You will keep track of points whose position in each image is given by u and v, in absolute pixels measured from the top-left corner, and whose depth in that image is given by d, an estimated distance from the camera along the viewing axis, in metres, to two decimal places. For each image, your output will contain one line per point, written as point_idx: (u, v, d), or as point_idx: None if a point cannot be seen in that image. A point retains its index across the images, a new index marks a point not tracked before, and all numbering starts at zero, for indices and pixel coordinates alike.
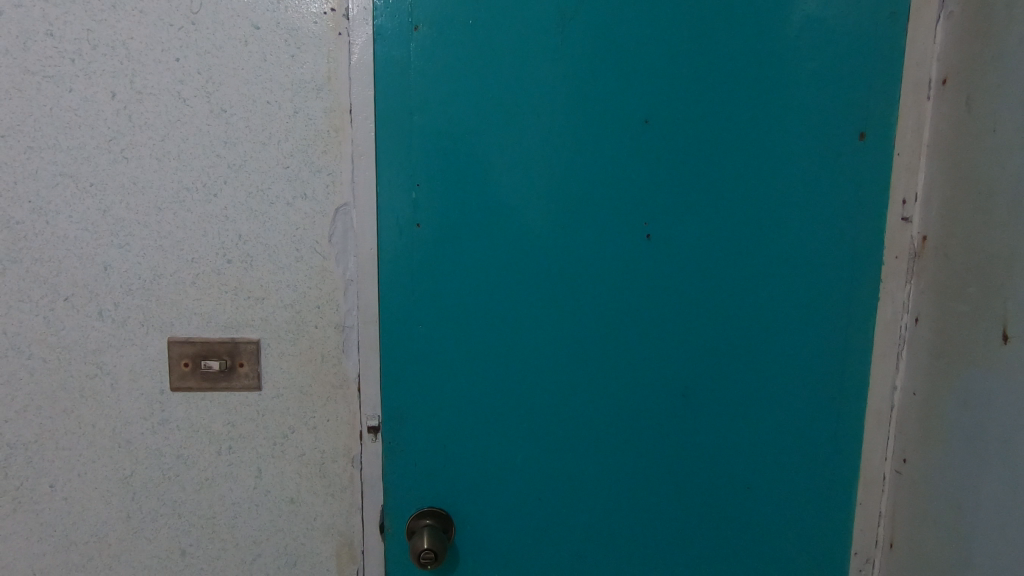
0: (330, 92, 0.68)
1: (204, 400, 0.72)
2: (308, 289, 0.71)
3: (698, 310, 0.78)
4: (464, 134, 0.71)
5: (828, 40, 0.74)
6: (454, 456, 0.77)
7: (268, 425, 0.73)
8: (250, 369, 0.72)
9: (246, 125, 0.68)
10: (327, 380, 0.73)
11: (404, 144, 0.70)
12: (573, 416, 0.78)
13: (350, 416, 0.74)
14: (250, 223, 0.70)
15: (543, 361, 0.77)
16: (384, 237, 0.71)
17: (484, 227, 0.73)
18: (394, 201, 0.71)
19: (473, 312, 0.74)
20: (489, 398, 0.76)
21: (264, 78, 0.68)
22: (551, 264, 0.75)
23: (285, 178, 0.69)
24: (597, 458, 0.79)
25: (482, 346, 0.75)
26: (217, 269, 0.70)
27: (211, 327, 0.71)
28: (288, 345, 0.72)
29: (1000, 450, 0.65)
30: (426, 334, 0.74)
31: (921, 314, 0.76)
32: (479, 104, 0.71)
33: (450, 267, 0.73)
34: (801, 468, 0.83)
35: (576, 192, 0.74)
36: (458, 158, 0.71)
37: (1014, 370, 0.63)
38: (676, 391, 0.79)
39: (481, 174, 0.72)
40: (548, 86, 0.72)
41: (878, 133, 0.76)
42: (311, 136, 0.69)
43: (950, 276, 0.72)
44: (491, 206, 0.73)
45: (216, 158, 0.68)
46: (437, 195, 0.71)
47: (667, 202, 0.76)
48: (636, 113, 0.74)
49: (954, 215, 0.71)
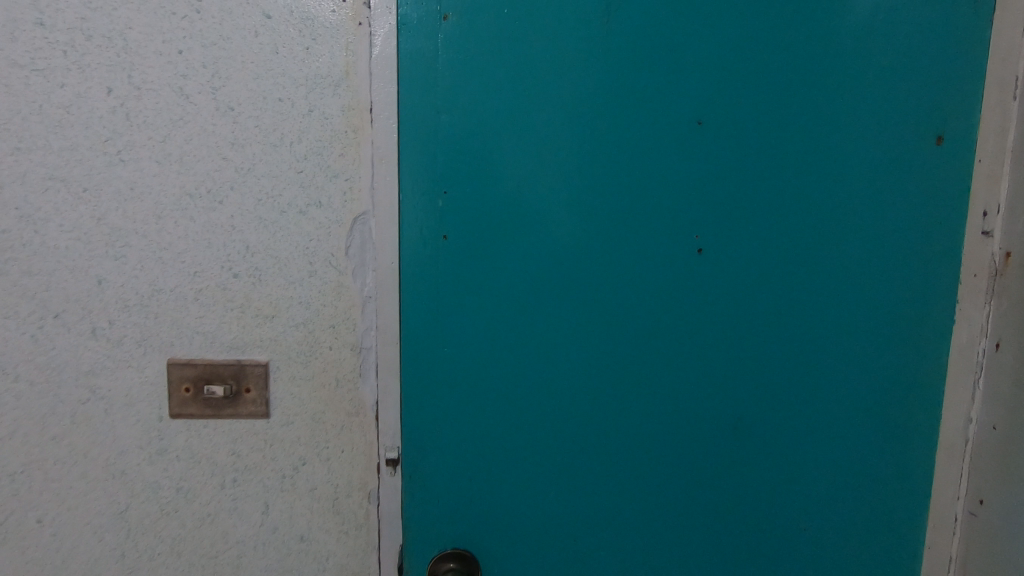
0: (348, 88, 0.61)
1: (207, 428, 0.65)
2: (322, 307, 0.64)
3: (752, 332, 0.70)
4: (495, 136, 0.64)
5: (902, 34, 0.67)
6: (479, 491, 0.70)
7: (277, 456, 0.66)
8: (258, 395, 0.65)
9: (255, 124, 0.61)
10: (342, 407, 0.66)
11: (428, 147, 0.63)
12: (613, 449, 0.71)
13: (366, 447, 0.67)
14: (258, 233, 0.63)
15: (580, 388, 0.69)
16: (407, 250, 0.64)
17: (517, 239, 0.66)
18: (418, 210, 0.64)
19: (504, 333, 0.67)
20: (519, 428, 0.69)
21: (276, 72, 0.61)
22: (590, 281, 0.67)
23: (298, 183, 0.62)
24: (638, 494, 0.72)
25: (514, 371, 0.68)
26: (222, 284, 0.63)
27: (215, 348, 0.64)
28: (300, 368, 0.65)
29: None
30: (451, 356, 0.67)
31: (1003, 339, 0.68)
32: (512, 103, 0.64)
33: (478, 284, 0.66)
34: (862, 506, 0.75)
35: (619, 201, 0.67)
36: (489, 163, 0.64)
37: None
38: (727, 422, 0.72)
39: (514, 179, 0.65)
40: (590, 83, 0.65)
41: (957, 136, 0.68)
42: (326, 137, 0.62)
43: None
44: (526, 217, 0.66)
45: (222, 161, 0.62)
46: (465, 203, 0.64)
47: (720, 212, 0.68)
48: (687, 114, 0.66)
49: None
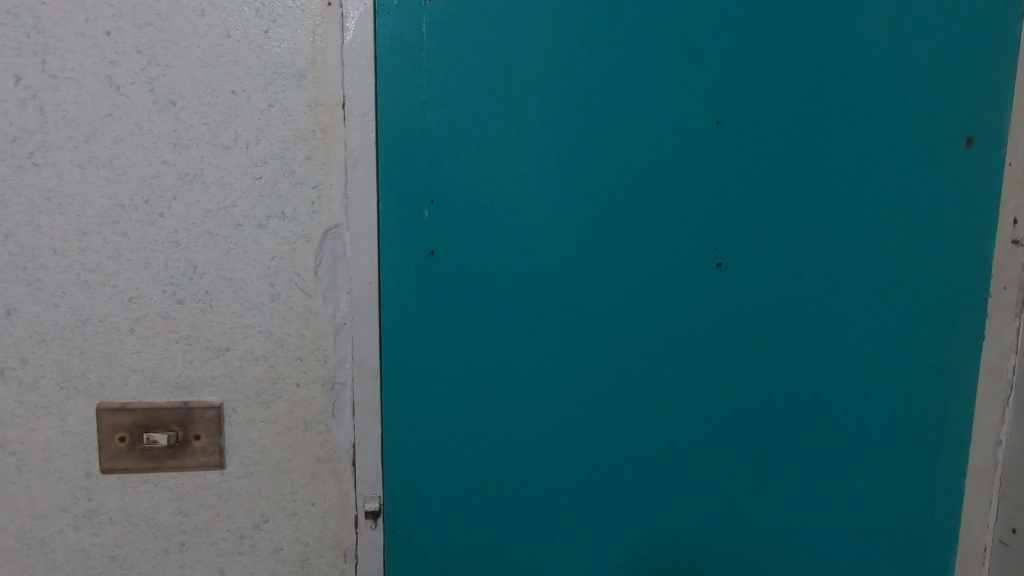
0: (315, 79, 0.52)
1: (147, 484, 0.55)
2: (286, 337, 0.55)
3: (776, 355, 0.63)
4: (489, 135, 0.55)
5: (934, 25, 0.60)
6: (473, 542, 0.61)
7: (233, 513, 0.56)
8: (209, 443, 0.54)
9: (202, 121, 0.51)
10: (311, 453, 0.56)
11: (411, 150, 0.54)
12: (624, 489, 0.63)
13: (341, 498, 0.57)
14: (207, 251, 0.53)
15: (588, 423, 0.61)
16: (387, 269, 0.55)
17: (515, 254, 0.57)
18: (399, 222, 0.55)
19: (500, 363, 0.58)
20: (518, 470, 0.60)
21: (227, 60, 0.51)
22: (599, 300, 0.59)
23: (256, 192, 0.53)
24: (652, 539, 0.64)
25: (512, 406, 0.59)
26: (163, 312, 0.53)
27: (156, 388, 0.54)
28: (260, 409, 0.55)
29: None
30: (440, 389, 0.58)
31: None
32: (507, 98, 0.55)
33: (471, 307, 0.57)
34: (891, 540, 0.68)
35: (631, 210, 0.59)
36: (482, 167, 0.56)
37: None
38: (749, 455, 0.64)
39: (511, 186, 0.56)
40: (597, 76, 0.56)
41: (988, 138, 0.63)
42: (289, 137, 0.52)
43: None
44: (525, 230, 0.57)
45: (162, 165, 0.51)
46: (455, 214, 0.56)
47: (742, 221, 0.60)
48: (705, 111, 0.58)
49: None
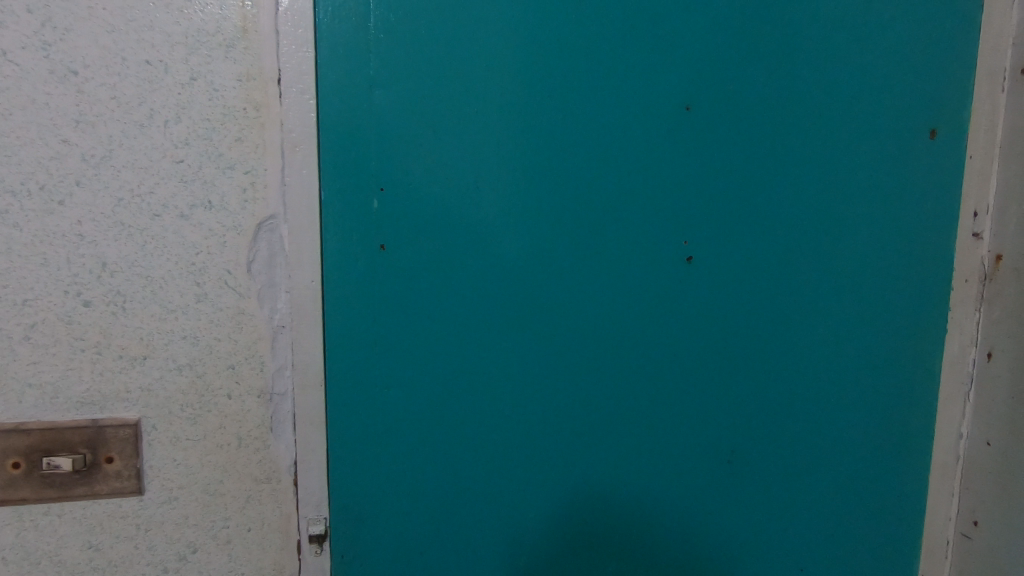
0: (247, 51, 0.46)
1: (50, 516, 0.47)
2: (216, 342, 0.48)
3: (745, 352, 0.61)
4: (442, 118, 0.50)
5: (899, 14, 0.60)
6: (431, 564, 0.56)
7: (155, 545, 0.49)
8: (125, 466, 0.47)
9: (111, 95, 0.44)
10: (246, 473, 0.50)
11: (357, 134, 0.49)
12: (593, 498, 0.59)
13: (282, 522, 0.51)
14: (120, 245, 0.46)
15: (555, 429, 0.57)
16: (332, 265, 0.49)
17: (472, 247, 0.53)
18: (346, 215, 0.49)
19: (459, 369, 0.54)
20: (480, 482, 0.56)
21: (140, 25, 0.44)
22: (564, 297, 0.55)
23: (177, 177, 0.46)
24: (620, 546, 0.61)
25: (472, 413, 0.55)
26: (67, 316, 0.46)
27: (59, 405, 0.46)
28: (186, 425, 0.48)
29: None
30: (393, 397, 0.53)
31: (997, 348, 0.63)
32: (464, 78, 0.50)
33: (427, 307, 0.52)
34: (859, 537, 0.68)
35: (597, 200, 0.55)
36: (437, 152, 0.51)
37: None
38: (720, 456, 0.62)
39: (467, 173, 0.52)
40: (561, 56, 0.52)
41: (948, 130, 0.63)
42: (216, 116, 0.46)
43: None
44: (484, 221, 0.52)
45: (63, 145, 0.44)
46: (405, 203, 0.51)
47: (711, 213, 0.58)
48: (675, 97, 0.55)
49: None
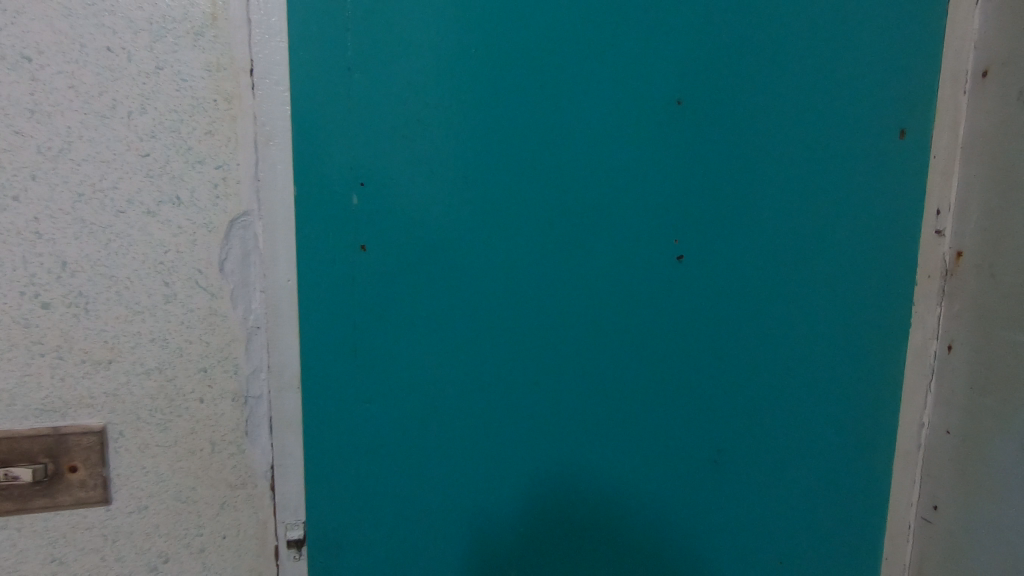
0: (217, 39, 0.44)
1: (8, 530, 0.45)
2: (187, 344, 0.46)
3: (732, 345, 0.62)
4: (436, 110, 0.49)
5: (871, 16, 0.61)
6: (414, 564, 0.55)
7: (124, 556, 0.47)
8: (90, 475, 0.45)
9: (68, 83, 0.42)
10: (221, 479, 0.48)
11: (339, 129, 0.47)
12: (584, 493, 0.60)
13: (258, 528, 0.50)
14: (81, 243, 0.43)
15: (549, 424, 0.57)
16: (323, 262, 0.48)
17: (468, 243, 0.52)
18: (328, 212, 0.48)
19: (450, 368, 0.53)
20: (474, 478, 0.56)
21: (99, 9, 0.42)
22: (559, 292, 0.56)
23: (142, 171, 0.44)
24: (611, 536, 0.62)
25: (466, 408, 0.54)
26: (24, 319, 0.43)
27: (16, 413, 0.44)
28: (155, 432, 0.46)
29: None
30: (384, 397, 0.52)
31: (956, 341, 0.66)
32: (453, 71, 0.49)
33: (413, 306, 0.51)
34: (830, 523, 0.70)
35: (591, 195, 0.55)
36: (432, 145, 0.50)
37: None
38: (705, 447, 0.63)
39: (463, 168, 0.51)
40: (553, 52, 0.52)
41: (914, 131, 0.65)
42: (185, 107, 0.44)
43: (1000, 298, 0.61)
44: (479, 216, 0.52)
45: (16, 137, 0.41)
46: (398, 199, 0.49)
47: (702, 208, 0.59)
48: (666, 95, 0.56)
49: (1004, 229, 0.60)
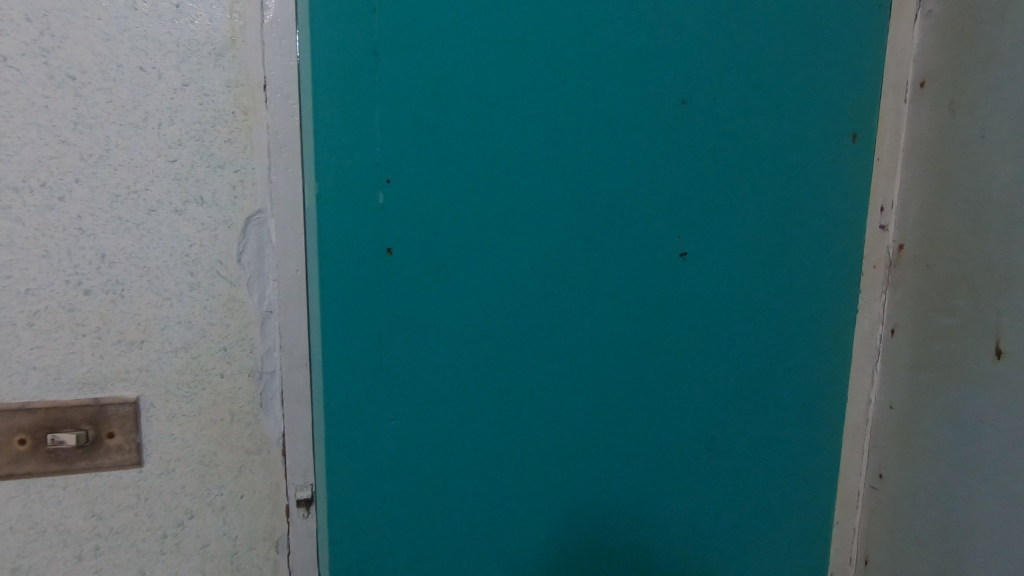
0: (235, 59, 0.50)
1: (54, 488, 0.51)
2: (209, 326, 0.53)
3: (728, 325, 0.69)
4: (465, 112, 0.55)
5: (826, 31, 0.67)
6: (428, 528, 0.61)
7: (154, 512, 0.54)
8: (125, 441, 0.52)
9: (107, 98, 0.48)
10: (239, 445, 0.55)
11: (377, 135, 0.53)
12: (593, 468, 0.66)
13: (272, 489, 0.56)
14: (118, 238, 0.50)
15: (566, 396, 0.64)
16: (356, 251, 0.54)
17: (495, 233, 0.58)
18: (363, 210, 0.53)
19: (472, 351, 0.59)
20: (496, 444, 0.62)
21: (133, 34, 0.48)
22: (577, 277, 0.62)
23: (170, 175, 0.50)
24: (621, 499, 0.69)
25: (492, 381, 0.61)
26: (68, 303, 0.49)
27: (62, 385, 0.50)
28: (182, 403, 0.53)
29: (995, 472, 0.62)
30: (405, 375, 0.57)
31: (899, 325, 0.73)
32: (480, 84, 0.55)
33: (437, 297, 0.57)
34: (792, 490, 0.77)
35: (605, 190, 0.61)
36: (461, 144, 0.55)
37: (1016, 389, 0.59)
38: (702, 418, 0.70)
39: (489, 164, 0.57)
40: (572, 65, 0.58)
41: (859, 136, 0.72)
42: (207, 118, 0.50)
43: (935, 286, 0.68)
44: (506, 208, 0.58)
45: (61, 145, 0.48)
46: (427, 193, 0.55)
47: (704, 202, 0.65)
48: (670, 97, 0.62)
49: (936, 225, 0.68)
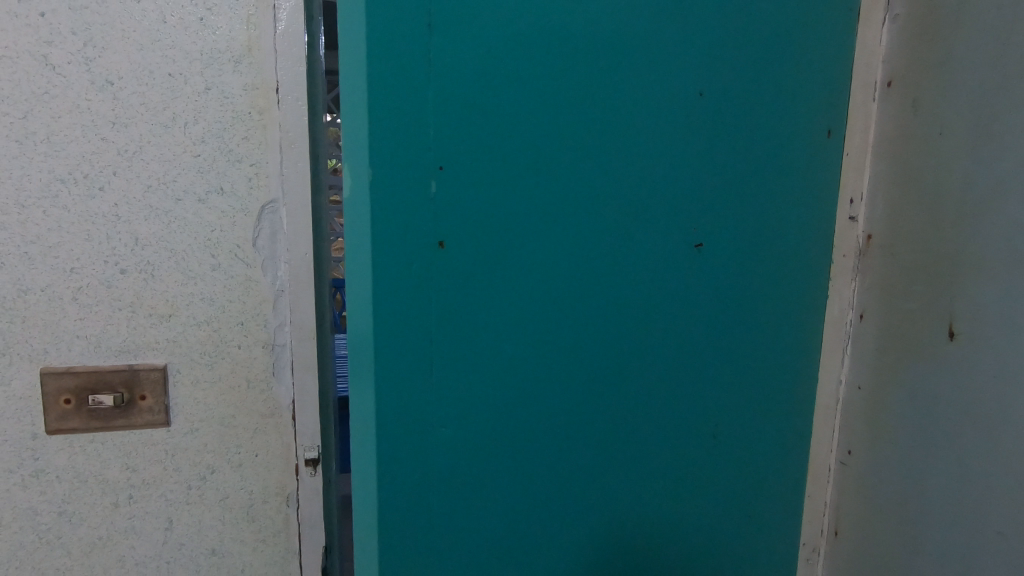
0: (251, 66, 0.57)
1: (95, 443, 0.58)
2: (228, 303, 0.60)
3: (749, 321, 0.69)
4: (494, 102, 0.53)
5: None
6: (473, 528, 0.60)
7: (180, 467, 0.61)
8: (155, 403, 0.59)
9: (141, 101, 0.55)
10: (254, 409, 0.62)
11: (429, 125, 0.51)
12: (621, 472, 0.66)
13: (283, 450, 0.63)
14: (150, 224, 0.57)
15: (598, 392, 0.62)
16: (390, 248, 0.52)
17: (530, 224, 0.56)
18: (416, 209, 0.52)
19: (507, 349, 0.58)
20: (535, 443, 0.61)
21: (164, 44, 0.54)
22: (614, 269, 0.60)
23: (195, 168, 0.57)
24: (653, 496, 0.68)
25: (530, 379, 0.59)
26: (107, 281, 0.56)
27: (102, 352, 0.57)
28: (204, 370, 0.60)
29: (950, 458, 0.60)
30: (438, 375, 0.56)
31: (868, 310, 0.70)
32: (547, 84, 0.54)
33: (474, 293, 0.55)
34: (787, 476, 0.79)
35: (642, 181, 0.60)
36: (500, 134, 0.53)
37: (979, 375, 0.57)
38: (717, 415, 0.70)
39: (528, 154, 0.55)
40: (626, 59, 0.57)
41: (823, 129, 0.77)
42: (227, 118, 0.57)
43: (902, 271, 0.66)
44: (545, 199, 0.56)
45: (101, 142, 0.54)
46: (460, 183, 0.53)
47: (726, 197, 0.64)
48: (690, 91, 0.60)
49: (902, 218, 0.65)
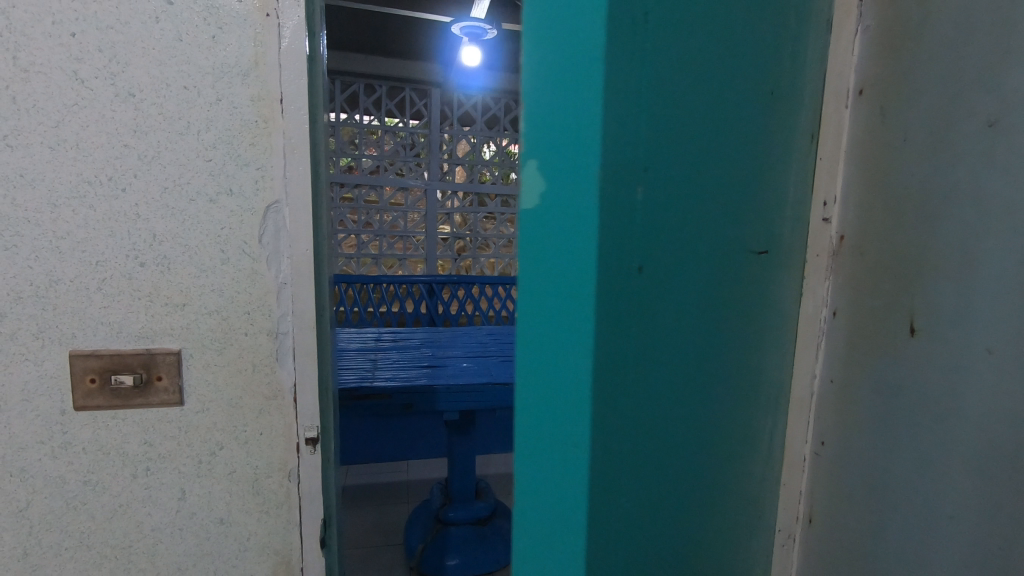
0: (257, 78, 0.62)
1: (116, 419, 0.65)
2: (236, 294, 0.65)
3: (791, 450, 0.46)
4: (690, 60, 0.30)
5: None
6: None
7: (193, 443, 0.67)
8: (170, 383, 0.65)
9: (159, 111, 0.61)
10: (259, 391, 0.68)
11: (654, 78, 0.27)
12: None
13: (286, 428, 0.69)
14: (167, 221, 0.63)
15: (707, 509, 0.39)
16: (595, 308, 0.26)
17: (703, 269, 0.33)
18: (608, 221, 0.25)
19: (661, 468, 0.34)
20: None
21: (180, 60, 0.60)
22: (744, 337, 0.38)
23: (207, 172, 0.63)
24: None
25: (676, 502, 0.35)
26: (128, 273, 0.63)
27: (123, 337, 0.63)
28: (215, 355, 0.66)
29: (905, 554, 0.35)
30: (615, 522, 0.30)
31: (841, 312, 0.41)
32: (639, 71, 0.26)
33: (653, 392, 0.32)
34: None
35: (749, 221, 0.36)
36: (703, 116, 0.31)
37: (959, 435, 0.32)
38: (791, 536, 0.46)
39: (709, 158, 0.32)
40: (719, 51, 0.32)
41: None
42: (236, 126, 0.63)
43: (879, 266, 0.37)
44: (724, 215, 0.34)
45: (124, 148, 0.61)
46: (671, 185, 0.30)
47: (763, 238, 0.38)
48: (759, 88, 0.35)
49: (880, 228, 0.37)
